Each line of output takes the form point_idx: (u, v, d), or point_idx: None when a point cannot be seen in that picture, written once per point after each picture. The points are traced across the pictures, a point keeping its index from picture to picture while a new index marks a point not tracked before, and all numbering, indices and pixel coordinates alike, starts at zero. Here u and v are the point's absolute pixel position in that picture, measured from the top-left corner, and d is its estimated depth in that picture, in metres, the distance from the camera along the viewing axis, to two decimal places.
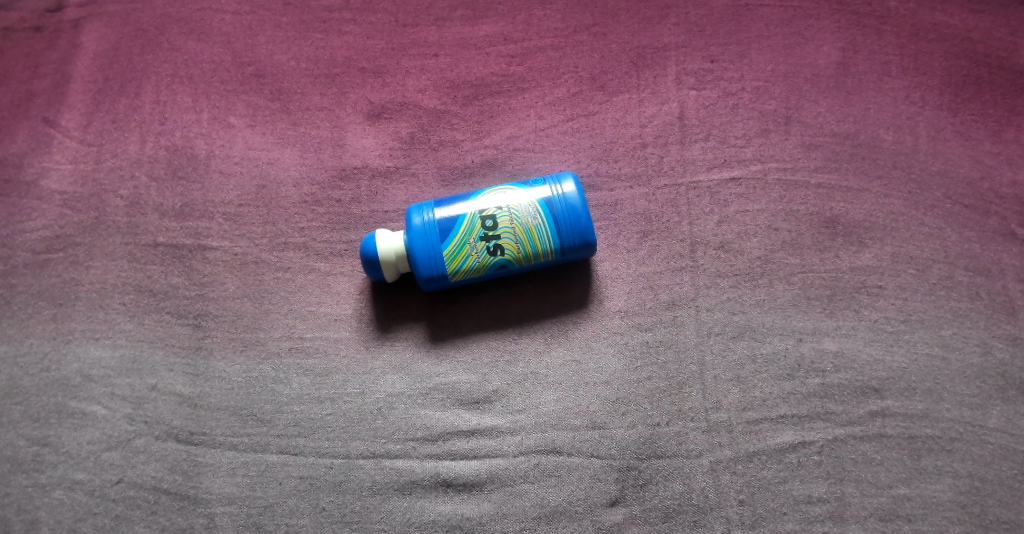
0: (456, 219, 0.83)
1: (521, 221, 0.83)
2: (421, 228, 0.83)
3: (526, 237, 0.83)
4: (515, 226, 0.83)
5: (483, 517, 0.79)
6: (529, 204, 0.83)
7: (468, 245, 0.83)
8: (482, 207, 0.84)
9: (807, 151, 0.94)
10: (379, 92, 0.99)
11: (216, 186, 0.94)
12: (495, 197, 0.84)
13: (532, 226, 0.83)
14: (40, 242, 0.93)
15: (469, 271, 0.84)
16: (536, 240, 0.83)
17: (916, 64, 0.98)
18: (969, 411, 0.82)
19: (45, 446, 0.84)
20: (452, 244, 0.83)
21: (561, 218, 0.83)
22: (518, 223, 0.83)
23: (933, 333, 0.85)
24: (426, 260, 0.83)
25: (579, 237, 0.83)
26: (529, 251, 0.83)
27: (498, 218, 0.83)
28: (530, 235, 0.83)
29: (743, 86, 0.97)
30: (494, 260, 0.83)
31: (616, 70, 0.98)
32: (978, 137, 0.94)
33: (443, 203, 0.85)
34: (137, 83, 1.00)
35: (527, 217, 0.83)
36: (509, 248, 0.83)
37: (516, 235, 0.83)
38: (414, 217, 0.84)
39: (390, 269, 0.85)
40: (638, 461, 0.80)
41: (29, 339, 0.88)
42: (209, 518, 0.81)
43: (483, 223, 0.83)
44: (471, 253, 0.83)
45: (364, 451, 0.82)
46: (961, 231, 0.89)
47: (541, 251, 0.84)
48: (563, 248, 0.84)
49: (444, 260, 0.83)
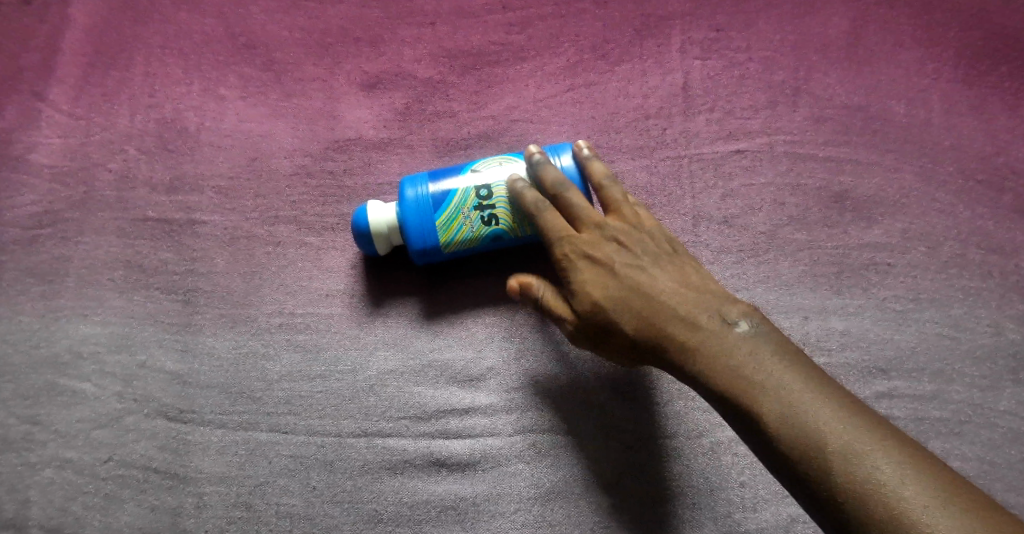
0: (449, 189, 0.80)
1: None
2: (413, 198, 0.80)
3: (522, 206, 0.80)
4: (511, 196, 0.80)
5: (477, 497, 0.77)
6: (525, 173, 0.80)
7: (462, 216, 0.80)
8: (476, 176, 0.81)
9: (815, 124, 0.91)
10: (373, 63, 0.96)
11: (207, 159, 0.92)
12: (491, 168, 0.81)
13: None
14: (29, 217, 0.91)
15: (464, 244, 0.81)
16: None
17: (928, 36, 0.94)
18: (979, 393, 0.79)
19: (35, 425, 0.82)
20: (445, 216, 0.80)
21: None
22: None
23: (943, 312, 0.82)
24: (418, 233, 0.80)
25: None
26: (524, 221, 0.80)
27: (493, 188, 0.80)
28: None
29: (750, 57, 0.94)
30: (488, 231, 0.81)
31: (617, 39, 0.95)
32: (992, 111, 0.91)
33: (436, 175, 0.82)
34: (127, 55, 0.98)
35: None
36: (504, 218, 0.80)
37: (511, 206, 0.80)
38: (406, 189, 0.81)
39: (381, 241, 0.83)
40: (636, 441, 0.78)
41: (17, 317, 0.86)
42: (199, 497, 0.79)
43: (476, 193, 0.80)
44: (465, 223, 0.80)
45: (356, 429, 0.80)
46: (974, 207, 0.87)
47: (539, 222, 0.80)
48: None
49: (437, 231, 0.80)
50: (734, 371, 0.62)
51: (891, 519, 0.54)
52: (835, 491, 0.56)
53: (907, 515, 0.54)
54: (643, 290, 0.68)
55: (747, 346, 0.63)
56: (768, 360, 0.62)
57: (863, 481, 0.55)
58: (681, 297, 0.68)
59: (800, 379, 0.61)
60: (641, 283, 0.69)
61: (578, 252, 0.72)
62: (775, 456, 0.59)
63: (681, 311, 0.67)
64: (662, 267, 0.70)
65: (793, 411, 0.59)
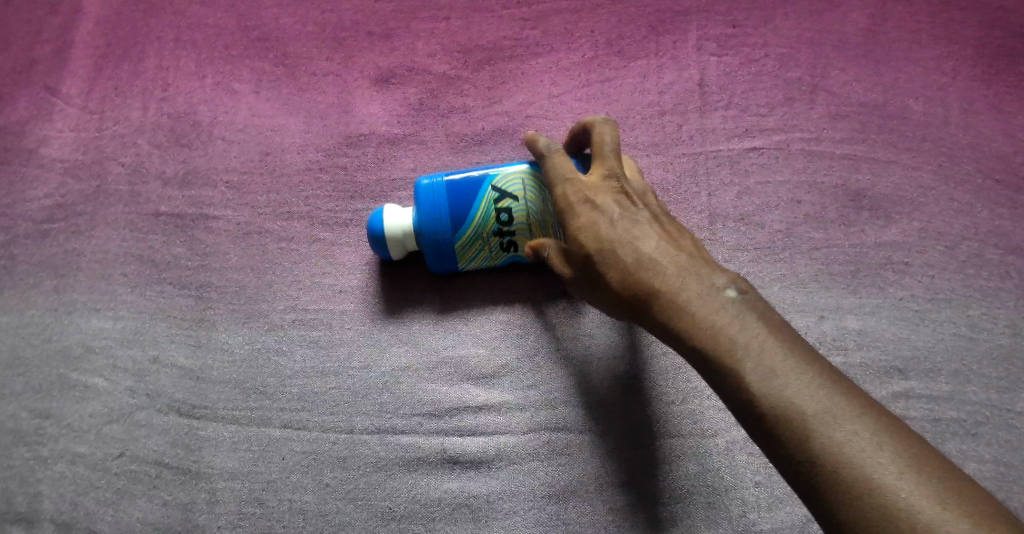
0: (467, 206, 0.78)
1: (537, 218, 0.78)
2: (431, 219, 0.78)
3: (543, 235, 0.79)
4: (532, 224, 0.78)
5: (490, 495, 0.77)
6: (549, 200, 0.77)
7: (480, 239, 0.79)
8: (496, 194, 0.78)
9: (832, 121, 0.90)
10: (387, 57, 0.95)
11: (219, 153, 0.92)
12: (511, 186, 0.78)
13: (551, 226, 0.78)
14: (41, 211, 0.90)
15: (481, 262, 0.82)
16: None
17: (947, 33, 0.94)
18: (996, 395, 0.79)
19: (47, 419, 0.82)
20: (462, 238, 0.79)
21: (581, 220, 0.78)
22: (535, 221, 0.78)
23: (961, 313, 0.82)
24: (435, 254, 0.80)
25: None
26: None
27: (513, 211, 0.78)
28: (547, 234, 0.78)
29: (766, 53, 0.93)
30: (507, 253, 0.81)
31: (632, 35, 0.94)
32: (1011, 109, 0.90)
33: (453, 184, 0.79)
34: (140, 48, 0.98)
35: (544, 217, 0.78)
36: (523, 244, 0.80)
37: (531, 234, 0.79)
38: (422, 199, 0.79)
39: (395, 246, 0.82)
40: (652, 440, 0.78)
41: (30, 311, 0.86)
42: (211, 493, 0.78)
43: (496, 215, 0.78)
44: (484, 247, 0.80)
45: (369, 426, 0.80)
46: (992, 207, 0.86)
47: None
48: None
49: (456, 253, 0.80)
50: (716, 328, 0.60)
51: (861, 494, 0.51)
52: (804, 461, 0.54)
53: (880, 493, 0.51)
54: (637, 244, 0.66)
55: (735, 310, 0.60)
56: (755, 325, 0.59)
57: (837, 447, 0.53)
58: (674, 256, 0.65)
59: (784, 348, 0.58)
60: (640, 235, 0.66)
61: (580, 198, 0.70)
62: (748, 421, 0.57)
63: (671, 269, 0.64)
64: (659, 227, 0.68)
65: (774, 378, 0.56)
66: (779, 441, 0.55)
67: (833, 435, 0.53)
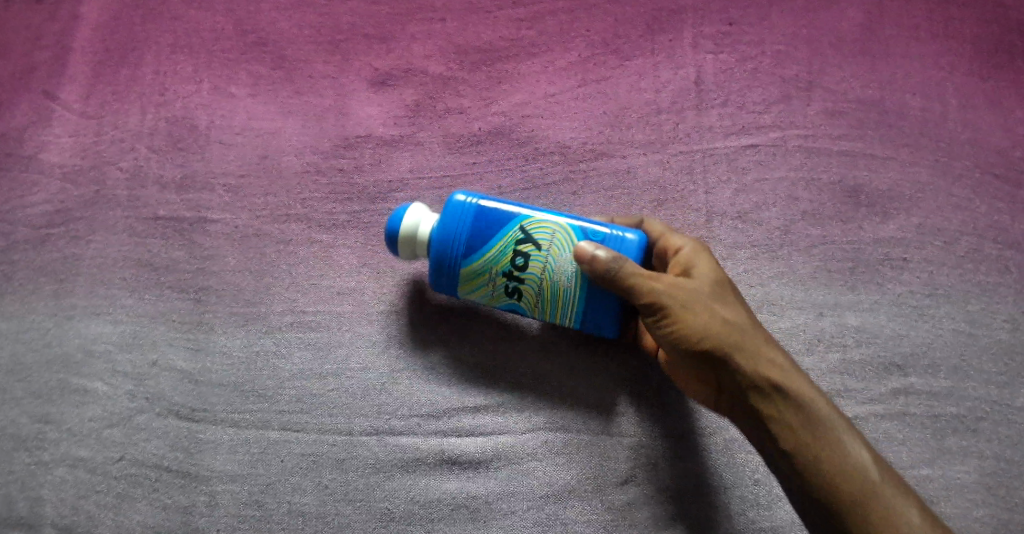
0: (487, 237, 0.75)
1: (552, 276, 0.73)
2: (447, 234, 0.75)
3: (550, 295, 0.74)
4: (544, 280, 0.74)
5: (489, 496, 0.76)
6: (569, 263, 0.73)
7: (489, 274, 0.75)
8: (520, 235, 0.74)
9: (829, 118, 0.90)
10: (383, 59, 0.95)
11: (217, 156, 0.92)
12: (539, 232, 0.74)
13: (562, 288, 0.73)
14: (41, 217, 0.91)
15: (484, 298, 0.77)
16: (559, 304, 0.74)
17: (945, 29, 0.93)
18: (996, 390, 0.79)
19: (48, 423, 0.82)
20: (472, 267, 0.75)
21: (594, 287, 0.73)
22: (548, 278, 0.73)
23: (960, 309, 0.81)
24: (442, 274, 0.77)
25: (606, 314, 0.73)
26: (547, 308, 0.75)
27: (530, 259, 0.74)
28: (555, 295, 0.74)
29: (763, 50, 0.93)
30: (508, 301, 0.76)
31: (629, 34, 0.94)
32: (1009, 104, 0.90)
33: (483, 209, 0.75)
34: (138, 53, 0.98)
35: (559, 277, 0.73)
36: (527, 297, 0.75)
37: (540, 291, 0.74)
38: (450, 214, 0.76)
39: (406, 250, 0.78)
40: (661, 430, 0.78)
41: (30, 316, 0.86)
42: (211, 496, 0.78)
43: (511, 257, 0.74)
44: (489, 283, 0.76)
45: (367, 427, 0.80)
46: (991, 202, 0.86)
47: (563, 316, 0.75)
48: (587, 320, 0.74)
49: (460, 277, 0.76)
50: (816, 396, 0.68)
51: None
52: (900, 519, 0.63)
53: None
54: (744, 305, 0.72)
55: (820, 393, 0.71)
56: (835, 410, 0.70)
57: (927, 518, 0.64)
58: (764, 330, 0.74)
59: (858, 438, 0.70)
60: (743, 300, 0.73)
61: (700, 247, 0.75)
62: (855, 475, 0.65)
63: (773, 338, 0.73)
64: None
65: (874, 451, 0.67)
66: (885, 500, 0.64)
67: (922, 509, 0.64)
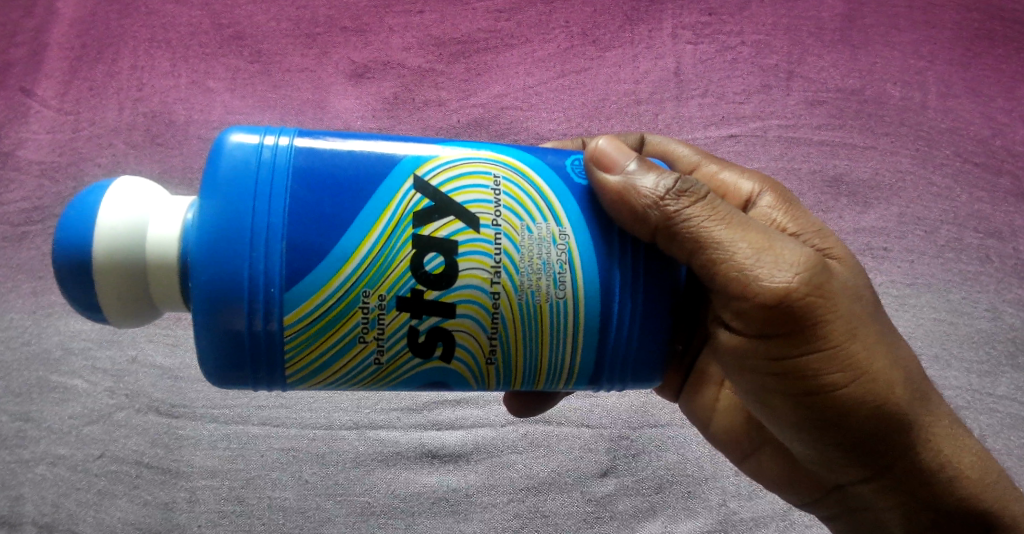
0: (340, 230, 0.50)
1: (510, 277, 0.51)
2: (269, 237, 0.49)
3: (514, 308, 0.52)
4: (502, 282, 0.51)
5: (470, 488, 0.76)
6: (537, 253, 0.52)
7: (360, 302, 0.50)
8: (424, 200, 0.51)
9: (809, 108, 0.90)
10: (361, 52, 0.95)
11: (195, 152, 0.91)
12: (462, 194, 0.52)
13: (536, 290, 0.52)
14: (19, 214, 0.89)
15: (365, 361, 0.51)
16: (531, 320, 0.52)
17: (926, 17, 0.93)
18: (977, 378, 0.79)
19: (28, 422, 0.81)
20: (323, 294, 0.50)
21: (598, 276, 0.52)
22: (507, 280, 0.51)
23: (941, 297, 0.82)
24: (262, 321, 0.49)
25: (620, 335, 0.54)
26: (505, 332, 0.52)
27: (461, 251, 0.51)
28: (523, 305, 0.52)
29: (743, 40, 0.92)
30: (427, 341, 0.52)
31: (608, 24, 0.93)
32: (989, 93, 0.90)
33: (307, 173, 0.50)
34: (115, 49, 0.95)
35: (531, 270, 0.51)
36: (467, 321, 0.52)
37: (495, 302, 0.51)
38: (256, 191, 0.49)
39: (111, 283, 0.52)
40: (641, 421, 0.79)
41: (9, 314, 0.84)
42: (191, 492, 0.77)
43: (417, 255, 0.51)
44: (372, 316, 0.50)
45: (347, 421, 0.80)
46: (972, 191, 0.86)
47: (545, 343, 0.53)
48: (586, 340, 0.53)
49: (306, 316, 0.50)
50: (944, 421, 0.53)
51: None
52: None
53: None
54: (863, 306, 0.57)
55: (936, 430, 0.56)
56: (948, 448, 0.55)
57: None
58: None
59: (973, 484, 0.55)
60: None
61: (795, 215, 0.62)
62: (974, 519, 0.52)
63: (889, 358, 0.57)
64: None
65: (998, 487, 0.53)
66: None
67: None
